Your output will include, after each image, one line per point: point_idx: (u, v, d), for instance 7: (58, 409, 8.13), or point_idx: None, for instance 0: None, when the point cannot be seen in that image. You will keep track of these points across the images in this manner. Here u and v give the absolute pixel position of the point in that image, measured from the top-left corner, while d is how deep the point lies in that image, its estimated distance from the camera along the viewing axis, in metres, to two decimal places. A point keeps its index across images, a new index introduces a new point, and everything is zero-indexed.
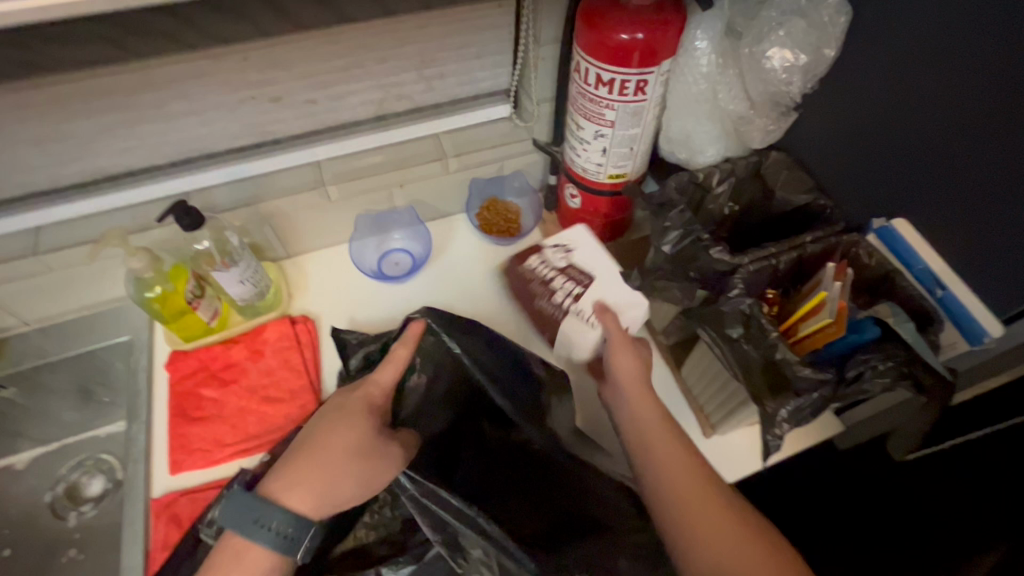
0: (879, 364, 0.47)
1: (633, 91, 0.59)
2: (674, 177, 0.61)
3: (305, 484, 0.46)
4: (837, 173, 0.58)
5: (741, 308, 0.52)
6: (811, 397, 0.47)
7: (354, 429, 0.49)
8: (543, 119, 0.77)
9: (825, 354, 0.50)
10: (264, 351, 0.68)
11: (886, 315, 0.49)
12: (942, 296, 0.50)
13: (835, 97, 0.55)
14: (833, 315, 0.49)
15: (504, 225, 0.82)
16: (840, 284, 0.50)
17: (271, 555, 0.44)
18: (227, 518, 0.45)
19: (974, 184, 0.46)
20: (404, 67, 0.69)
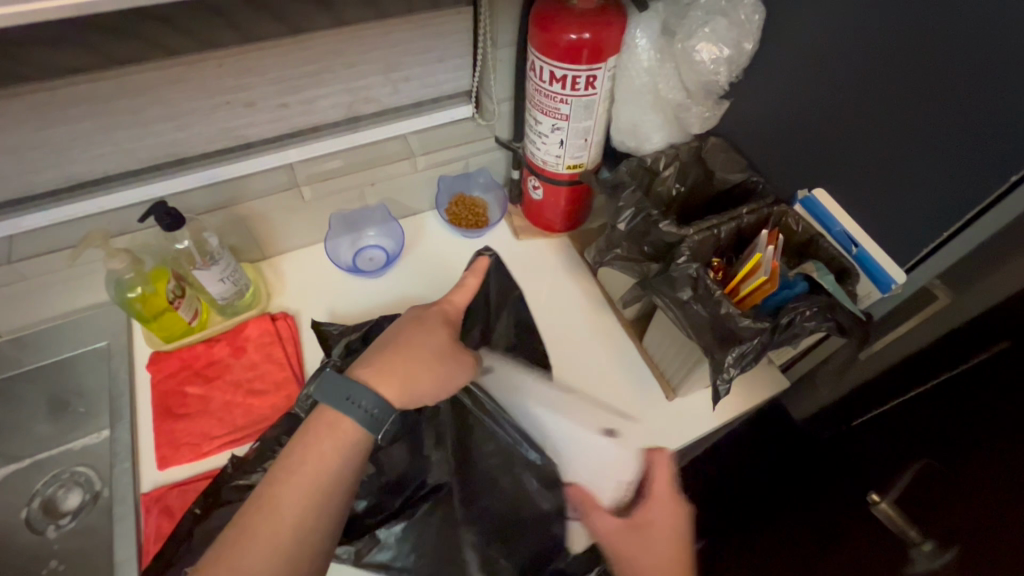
0: (807, 311, 0.51)
1: (583, 86, 0.63)
2: (624, 162, 0.66)
3: (396, 373, 0.51)
4: (766, 155, 0.64)
5: (689, 272, 0.56)
6: (752, 344, 0.52)
7: (436, 335, 0.55)
8: (504, 117, 0.80)
9: (764, 309, 0.55)
10: (246, 347, 0.71)
11: (812, 271, 0.55)
12: (857, 253, 0.56)
13: (760, 85, 0.62)
14: (768, 272, 0.54)
15: (472, 218, 0.86)
16: (773, 248, 0.55)
17: (358, 432, 0.48)
18: (322, 393, 0.49)
19: (880, 158, 0.52)
20: (371, 72, 0.72)
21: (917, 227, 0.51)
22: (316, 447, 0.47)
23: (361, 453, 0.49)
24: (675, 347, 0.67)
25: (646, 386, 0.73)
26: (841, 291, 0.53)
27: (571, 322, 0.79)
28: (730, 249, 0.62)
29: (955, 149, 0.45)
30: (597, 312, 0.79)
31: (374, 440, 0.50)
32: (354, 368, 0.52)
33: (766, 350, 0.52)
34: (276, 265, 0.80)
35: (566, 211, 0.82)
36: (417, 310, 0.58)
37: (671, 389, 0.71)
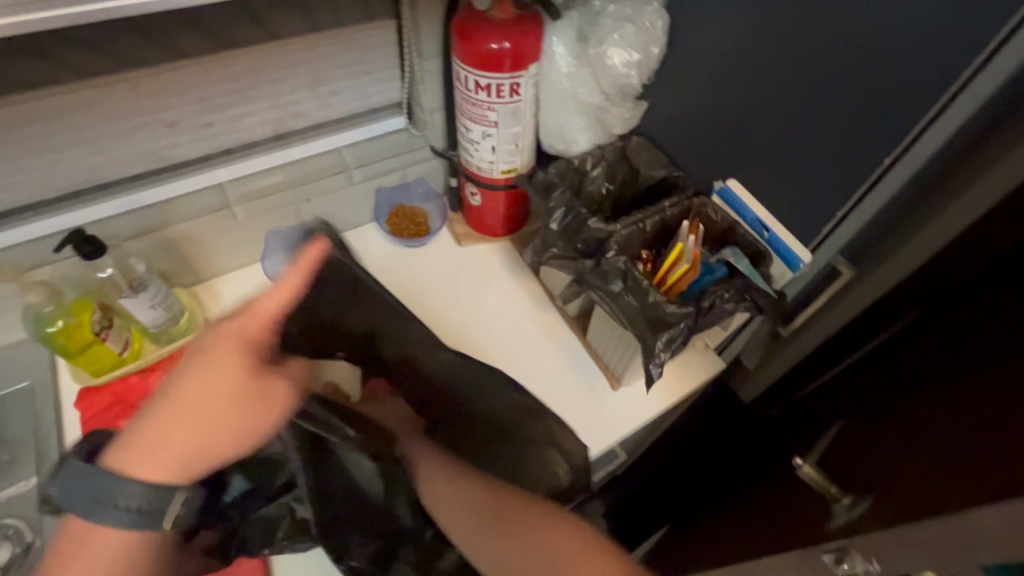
0: (725, 293, 0.55)
1: (508, 93, 0.65)
2: (553, 165, 0.69)
3: (159, 456, 0.45)
4: (683, 150, 0.69)
5: (618, 264, 0.59)
6: (679, 329, 0.55)
7: (229, 378, 0.48)
8: (437, 127, 0.82)
9: (689, 295, 0.59)
10: None
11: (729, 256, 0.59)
12: (769, 237, 0.61)
13: (674, 85, 0.65)
14: (690, 260, 0.58)
15: (413, 228, 0.86)
16: (693, 237, 0.59)
17: (128, 534, 0.44)
18: (67, 501, 0.43)
19: (781, 148, 0.56)
20: (298, 87, 0.71)
21: (818, 210, 0.56)
22: (78, 561, 0.42)
23: (145, 544, 0.45)
24: (615, 339, 0.70)
25: (592, 380, 0.75)
26: (755, 273, 0.57)
27: (517, 324, 0.81)
28: (658, 242, 0.66)
29: (842, 136, 0.51)
30: (541, 312, 0.81)
31: (166, 529, 0.45)
32: (108, 453, 0.45)
33: (693, 331, 0.56)
34: (213, 288, 0.78)
35: (505, 216, 0.84)
36: (201, 339, 0.50)
37: (616, 379, 0.74)
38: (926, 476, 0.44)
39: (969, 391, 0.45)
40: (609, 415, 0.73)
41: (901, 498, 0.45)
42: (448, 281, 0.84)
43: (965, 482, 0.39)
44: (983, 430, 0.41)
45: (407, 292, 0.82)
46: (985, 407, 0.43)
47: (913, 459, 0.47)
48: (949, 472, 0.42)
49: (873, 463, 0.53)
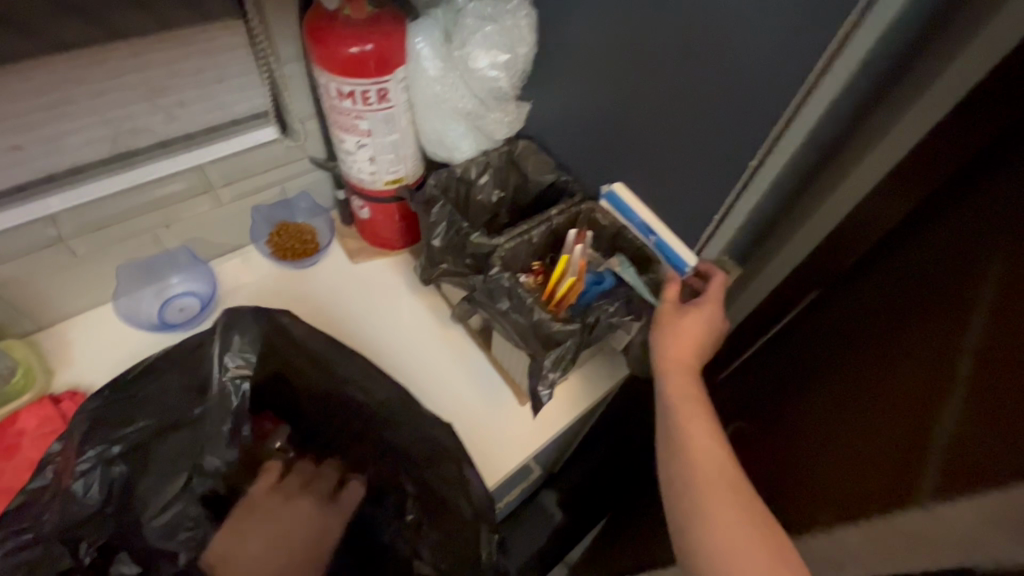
0: (610, 307, 0.54)
1: (376, 100, 0.60)
2: (434, 175, 0.63)
3: None
4: (570, 153, 0.66)
5: (502, 282, 0.55)
6: (568, 346, 0.53)
7: None
8: (314, 135, 0.75)
9: (578, 308, 0.57)
10: (20, 443, 0.59)
11: (616, 265, 0.57)
12: (655, 241, 0.57)
13: (550, 85, 0.63)
14: (575, 274, 0.55)
15: (298, 247, 0.79)
16: (580, 247, 0.56)
17: None
18: None
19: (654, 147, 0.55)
20: (131, 99, 0.61)
21: (699, 210, 0.55)
22: None
23: None
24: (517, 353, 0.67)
25: (500, 396, 0.72)
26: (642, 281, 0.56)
27: (418, 341, 0.76)
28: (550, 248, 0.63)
29: (711, 134, 0.49)
30: (445, 328, 0.77)
31: None
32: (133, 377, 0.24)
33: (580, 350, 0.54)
34: (59, 335, 0.68)
35: (398, 228, 0.79)
36: None
37: (524, 394, 0.71)
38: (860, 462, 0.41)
39: (845, 379, 0.45)
40: (518, 431, 0.70)
41: (807, 495, 0.46)
42: (342, 301, 0.78)
43: (850, 489, 0.41)
44: (858, 427, 0.42)
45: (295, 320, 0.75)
46: (862, 401, 0.43)
47: (803, 447, 0.48)
48: (836, 471, 0.43)
49: (774, 449, 0.53)
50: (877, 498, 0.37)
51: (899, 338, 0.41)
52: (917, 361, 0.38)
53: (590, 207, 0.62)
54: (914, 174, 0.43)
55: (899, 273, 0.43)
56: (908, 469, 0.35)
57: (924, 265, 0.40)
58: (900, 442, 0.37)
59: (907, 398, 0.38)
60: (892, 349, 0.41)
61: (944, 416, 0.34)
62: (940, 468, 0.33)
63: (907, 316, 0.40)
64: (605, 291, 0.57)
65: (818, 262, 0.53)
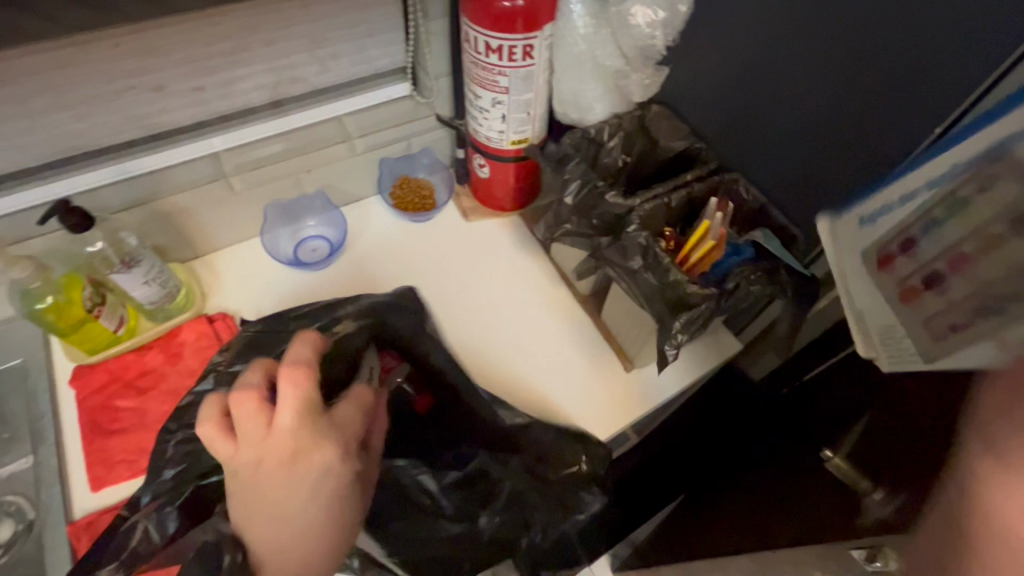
0: (752, 274, 0.53)
1: (521, 56, 0.61)
2: (569, 134, 0.65)
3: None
4: (704, 120, 0.65)
5: (638, 241, 0.55)
6: (701, 309, 0.52)
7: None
8: (443, 93, 0.78)
9: (713, 276, 0.56)
10: (181, 353, 0.67)
11: (759, 238, 0.56)
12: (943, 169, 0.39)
13: (695, 47, 0.61)
14: (716, 238, 0.55)
15: (418, 201, 0.83)
16: (722, 215, 0.56)
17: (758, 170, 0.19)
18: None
19: (810, 112, 0.53)
20: (295, 50, 0.66)
21: (852, 182, 0.53)
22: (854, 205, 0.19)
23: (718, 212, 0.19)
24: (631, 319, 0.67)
25: (604, 360, 0.73)
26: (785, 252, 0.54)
27: (526, 299, 0.78)
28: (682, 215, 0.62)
29: (886, 100, 0.47)
30: (552, 289, 0.78)
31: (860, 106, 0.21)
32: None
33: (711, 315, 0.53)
34: (211, 264, 0.75)
35: (513, 189, 0.80)
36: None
37: (630, 361, 0.72)
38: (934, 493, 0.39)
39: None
40: (615, 398, 0.71)
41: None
42: (452, 256, 0.81)
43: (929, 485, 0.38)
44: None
45: (407, 273, 0.79)
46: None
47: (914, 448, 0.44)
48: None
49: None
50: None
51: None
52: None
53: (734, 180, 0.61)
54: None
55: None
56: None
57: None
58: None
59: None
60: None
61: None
62: None
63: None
64: (745, 260, 0.55)
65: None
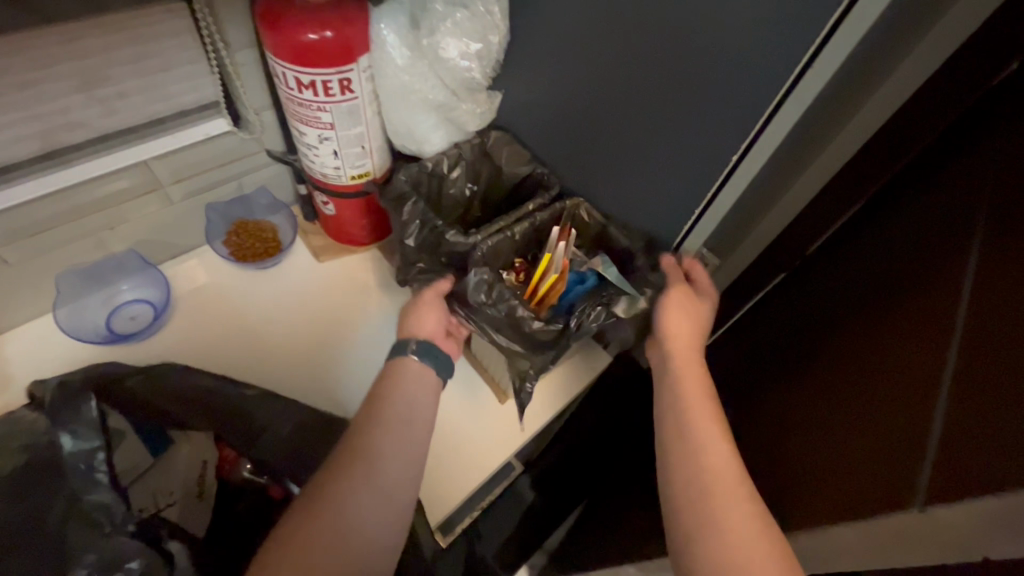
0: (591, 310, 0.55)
1: (339, 91, 0.56)
2: (404, 170, 0.61)
3: None
4: (545, 145, 0.64)
5: (481, 276, 0.53)
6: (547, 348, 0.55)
7: None
8: (270, 128, 0.70)
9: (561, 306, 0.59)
10: None
11: (598, 266, 0.58)
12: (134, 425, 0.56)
13: (521, 72, 0.61)
14: (558, 272, 0.57)
15: (258, 247, 0.74)
16: (564, 247, 0.57)
17: None
18: None
19: (628, 135, 0.55)
20: (65, 91, 0.56)
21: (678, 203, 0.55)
22: None
23: None
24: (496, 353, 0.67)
25: (480, 395, 0.71)
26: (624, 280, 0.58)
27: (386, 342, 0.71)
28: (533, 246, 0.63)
29: (685, 125, 0.49)
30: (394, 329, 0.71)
31: None
32: None
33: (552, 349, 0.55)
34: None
35: (367, 224, 0.73)
36: None
37: (505, 393, 0.70)
38: (813, 473, 0.41)
39: (843, 352, 0.43)
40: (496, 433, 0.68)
41: (782, 492, 0.45)
42: (304, 323, 0.71)
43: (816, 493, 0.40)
44: (845, 400, 0.40)
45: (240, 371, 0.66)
46: (841, 398, 0.41)
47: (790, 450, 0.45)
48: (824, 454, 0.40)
49: (754, 432, 0.53)
50: (842, 501, 0.36)
51: (902, 332, 0.38)
52: (926, 365, 0.34)
53: (579, 204, 0.63)
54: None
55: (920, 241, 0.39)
56: (886, 471, 0.33)
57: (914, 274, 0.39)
58: (880, 458, 0.34)
59: (921, 407, 0.33)
60: (921, 325, 0.36)
61: (932, 418, 0.32)
62: (933, 453, 0.30)
63: (926, 326, 0.36)
64: (588, 290, 0.58)
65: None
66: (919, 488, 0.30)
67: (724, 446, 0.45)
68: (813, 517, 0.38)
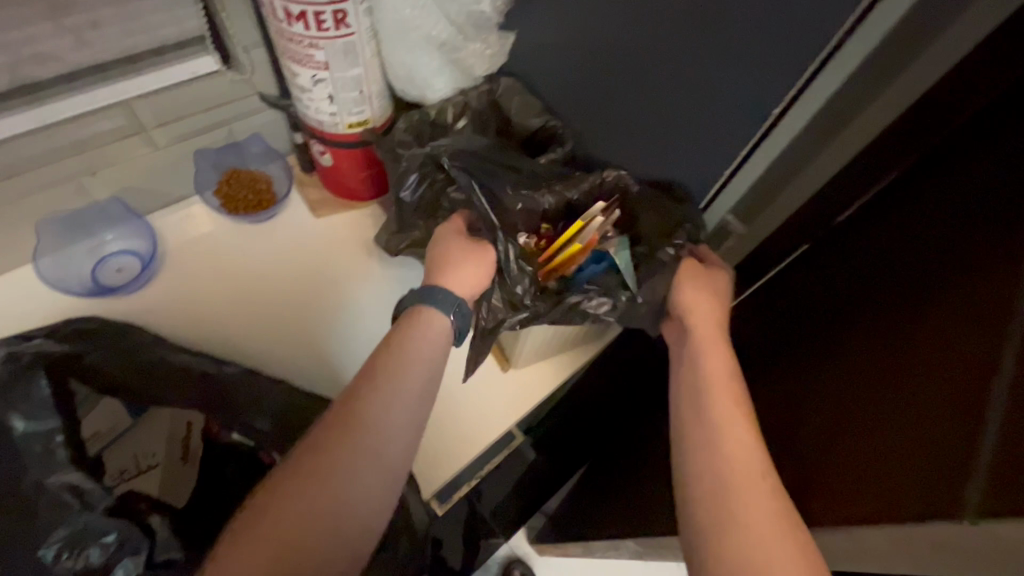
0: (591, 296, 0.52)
1: (332, 25, 0.50)
2: (404, 117, 0.57)
3: None
4: (560, 94, 0.58)
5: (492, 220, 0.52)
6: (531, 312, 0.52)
7: None
8: (263, 68, 0.65)
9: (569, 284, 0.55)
10: None
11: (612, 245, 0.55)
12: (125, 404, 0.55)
13: (533, 9, 0.54)
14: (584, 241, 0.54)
15: (251, 197, 0.69)
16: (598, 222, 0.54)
17: None
18: None
19: (647, 86, 0.49)
20: (30, 17, 0.50)
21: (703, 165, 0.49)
22: None
23: None
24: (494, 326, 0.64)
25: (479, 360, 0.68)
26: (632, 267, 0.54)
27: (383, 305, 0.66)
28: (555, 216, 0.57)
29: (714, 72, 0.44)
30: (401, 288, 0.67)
31: None
32: None
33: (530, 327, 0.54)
34: None
35: (365, 177, 0.68)
36: None
37: (506, 361, 0.68)
38: (829, 466, 0.38)
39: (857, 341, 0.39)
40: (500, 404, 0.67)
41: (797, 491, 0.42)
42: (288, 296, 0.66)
43: (836, 484, 0.37)
44: (866, 396, 0.36)
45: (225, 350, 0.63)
46: (858, 393, 0.37)
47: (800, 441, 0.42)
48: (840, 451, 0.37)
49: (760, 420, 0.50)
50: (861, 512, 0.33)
51: (928, 323, 0.33)
52: (965, 364, 0.30)
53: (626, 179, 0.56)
54: (897, 151, 0.40)
55: (951, 214, 0.34)
56: (925, 484, 0.29)
57: (941, 255, 0.34)
58: (914, 468, 0.30)
59: (964, 413, 0.29)
60: (954, 318, 0.32)
61: (984, 429, 0.27)
62: (983, 474, 0.26)
63: (957, 323, 0.31)
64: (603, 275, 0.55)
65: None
66: (969, 502, 0.26)
67: (752, 456, 0.42)
68: (836, 520, 0.35)
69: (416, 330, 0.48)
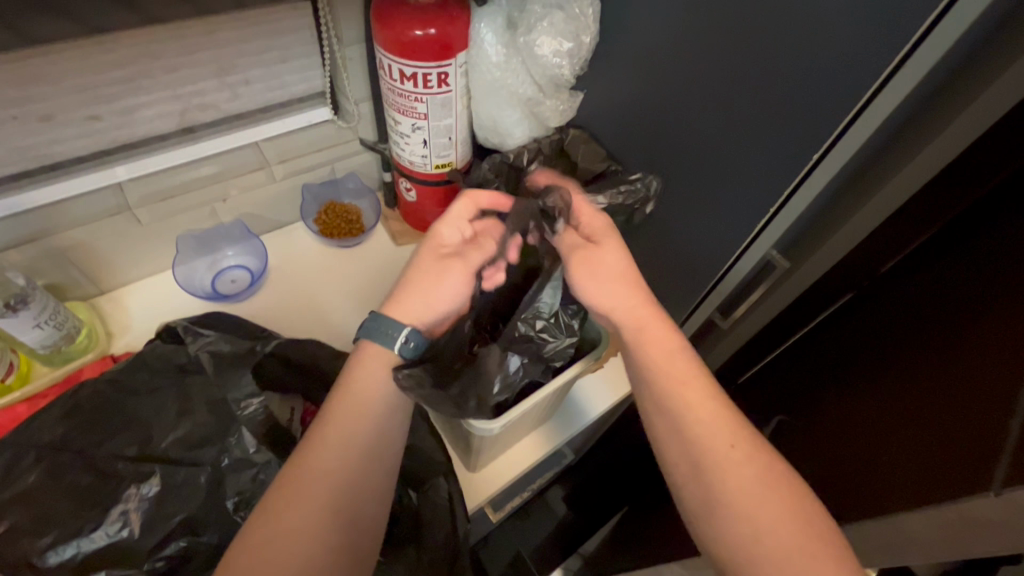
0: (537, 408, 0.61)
1: (436, 83, 0.62)
2: (488, 160, 0.68)
3: None
4: (619, 143, 0.67)
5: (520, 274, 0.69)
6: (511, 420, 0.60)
7: None
8: (365, 119, 0.77)
9: None
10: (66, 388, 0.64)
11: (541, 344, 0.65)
12: None
13: (598, 73, 0.64)
14: None
15: (345, 227, 0.80)
16: None
17: None
18: None
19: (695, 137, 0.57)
20: (202, 76, 0.64)
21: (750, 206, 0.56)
22: None
23: None
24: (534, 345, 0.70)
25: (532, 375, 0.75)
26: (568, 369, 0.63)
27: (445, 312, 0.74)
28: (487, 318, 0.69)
29: None
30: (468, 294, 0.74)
31: None
32: None
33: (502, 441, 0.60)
34: (116, 302, 0.73)
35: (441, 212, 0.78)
36: None
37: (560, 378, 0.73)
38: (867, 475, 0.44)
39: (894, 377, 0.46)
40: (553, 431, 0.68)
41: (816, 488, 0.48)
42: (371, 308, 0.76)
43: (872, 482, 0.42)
44: (923, 411, 0.41)
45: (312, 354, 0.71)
46: (899, 418, 0.43)
47: (844, 446, 0.48)
48: (886, 454, 0.42)
49: (801, 438, 0.56)
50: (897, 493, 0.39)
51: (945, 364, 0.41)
52: (978, 386, 0.37)
53: None
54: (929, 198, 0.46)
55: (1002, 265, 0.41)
56: (968, 465, 0.34)
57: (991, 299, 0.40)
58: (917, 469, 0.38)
59: (961, 412, 0.37)
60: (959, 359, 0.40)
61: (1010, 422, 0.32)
62: (1008, 454, 0.31)
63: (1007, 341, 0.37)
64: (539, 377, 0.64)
65: (861, 259, 0.58)
66: (995, 477, 0.31)
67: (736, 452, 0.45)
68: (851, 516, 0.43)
69: (363, 364, 0.49)
